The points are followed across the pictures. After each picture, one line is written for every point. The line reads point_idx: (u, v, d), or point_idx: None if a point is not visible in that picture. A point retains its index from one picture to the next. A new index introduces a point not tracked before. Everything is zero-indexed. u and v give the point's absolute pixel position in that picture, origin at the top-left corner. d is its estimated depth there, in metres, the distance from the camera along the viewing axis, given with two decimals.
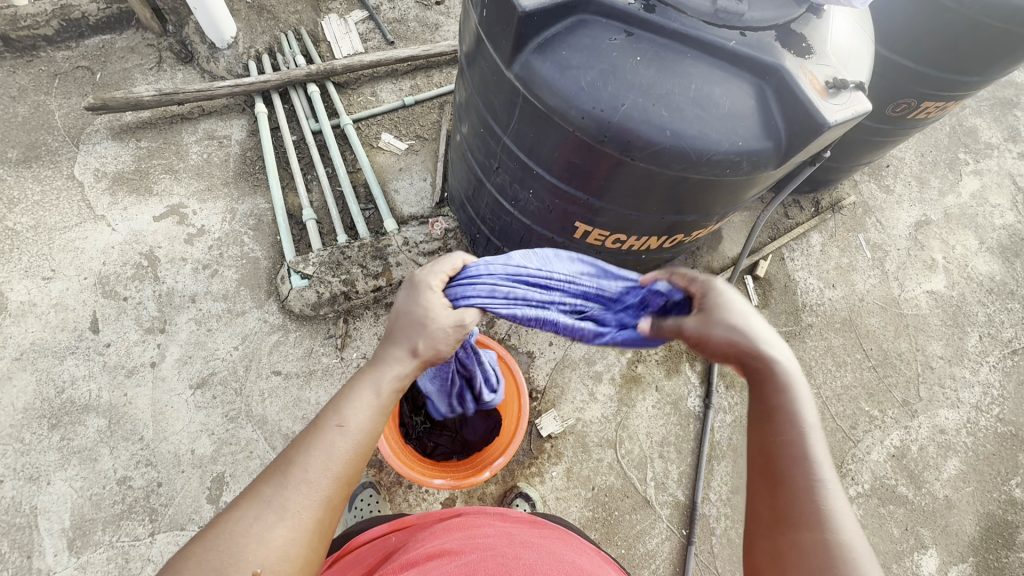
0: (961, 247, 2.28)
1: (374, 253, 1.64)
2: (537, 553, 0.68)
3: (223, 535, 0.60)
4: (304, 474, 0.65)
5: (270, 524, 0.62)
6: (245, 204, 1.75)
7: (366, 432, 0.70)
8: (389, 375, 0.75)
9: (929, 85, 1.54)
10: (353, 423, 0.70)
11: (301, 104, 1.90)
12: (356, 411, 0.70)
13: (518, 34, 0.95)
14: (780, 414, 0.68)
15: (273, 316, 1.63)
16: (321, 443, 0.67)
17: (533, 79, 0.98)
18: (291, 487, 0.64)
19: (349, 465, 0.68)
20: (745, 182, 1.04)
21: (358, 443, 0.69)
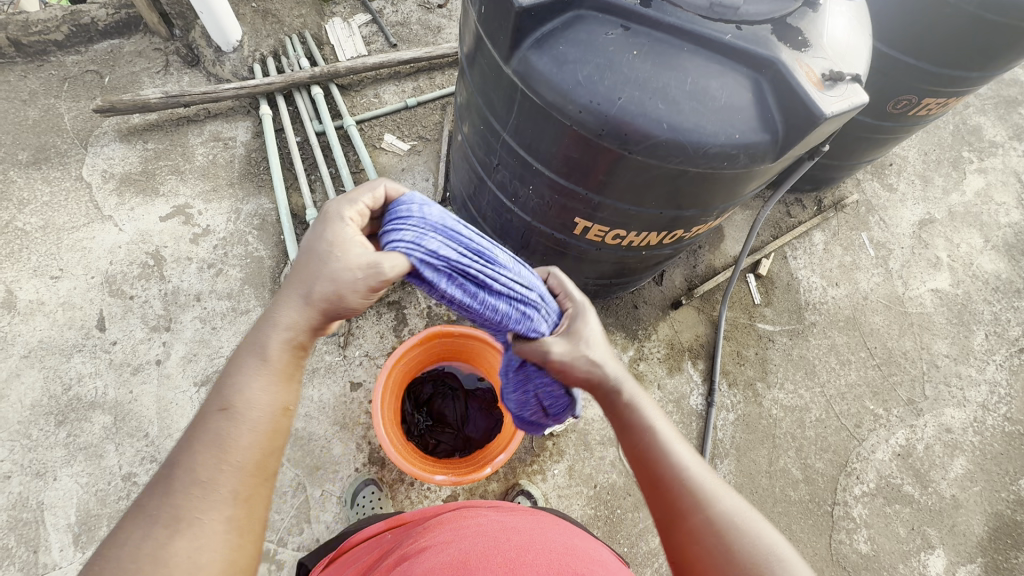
0: (966, 246, 2.27)
1: None
2: (526, 537, 0.69)
3: (135, 543, 0.60)
4: (199, 475, 0.64)
5: (171, 532, 0.61)
6: (249, 204, 1.77)
7: (267, 409, 0.71)
8: (284, 337, 0.73)
9: (929, 82, 1.54)
10: (243, 406, 0.69)
11: (305, 106, 1.92)
12: (247, 389, 0.70)
13: (516, 29, 0.96)
14: (633, 420, 0.83)
15: None
16: (220, 434, 0.67)
17: (531, 75, 0.99)
18: (201, 479, 0.65)
19: (258, 446, 0.69)
20: (743, 175, 1.05)
21: (257, 426, 0.69)
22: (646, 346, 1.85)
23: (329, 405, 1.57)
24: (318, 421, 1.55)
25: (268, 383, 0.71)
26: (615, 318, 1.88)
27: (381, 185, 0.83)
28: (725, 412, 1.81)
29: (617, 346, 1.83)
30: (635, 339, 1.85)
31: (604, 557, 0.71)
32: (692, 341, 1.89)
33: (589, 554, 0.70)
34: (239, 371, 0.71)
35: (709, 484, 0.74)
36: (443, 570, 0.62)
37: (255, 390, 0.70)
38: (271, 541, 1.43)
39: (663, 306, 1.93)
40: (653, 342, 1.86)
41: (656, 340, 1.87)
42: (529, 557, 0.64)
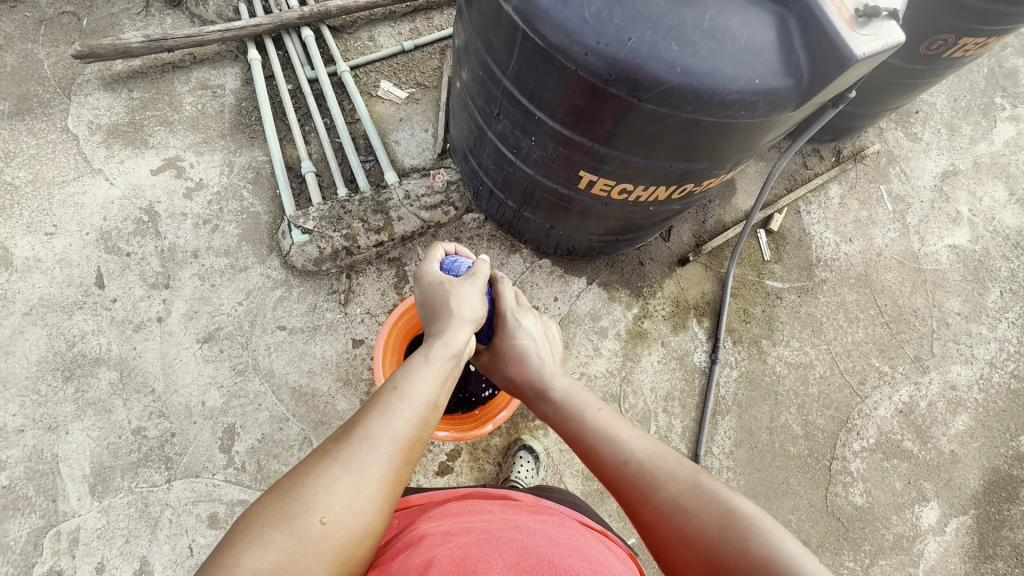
0: (988, 199, 2.18)
1: (374, 208, 1.65)
2: (532, 537, 0.69)
3: (305, 477, 0.63)
4: (369, 431, 0.69)
5: (338, 478, 0.64)
6: (242, 156, 1.71)
7: (429, 400, 0.77)
8: (450, 346, 0.87)
9: (970, 19, 1.41)
10: (408, 389, 0.76)
11: (295, 50, 1.81)
12: (415, 383, 0.77)
13: None
14: (588, 441, 0.88)
15: (276, 271, 1.63)
16: (391, 408, 0.73)
17: (533, 12, 0.91)
18: (370, 435, 0.69)
19: (417, 427, 0.73)
20: (760, 125, 0.97)
21: (419, 408, 0.75)
22: (651, 303, 1.82)
23: (332, 361, 1.58)
24: (321, 377, 1.56)
25: (433, 378, 0.80)
26: (620, 274, 1.84)
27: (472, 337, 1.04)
28: (728, 370, 1.80)
29: (621, 303, 1.80)
30: (639, 296, 1.82)
31: (609, 560, 0.71)
32: (699, 298, 1.86)
33: (594, 556, 0.70)
34: (411, 366, 0.81)
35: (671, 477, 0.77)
36: (445, 561, 0.61)
37: (425, 379, 0.79)
38: None
39: (669, 262, 1.88)
40: (658, 300, 1.83)
41: (661, 297, 1.83)
42: (536, 555, 0.64)
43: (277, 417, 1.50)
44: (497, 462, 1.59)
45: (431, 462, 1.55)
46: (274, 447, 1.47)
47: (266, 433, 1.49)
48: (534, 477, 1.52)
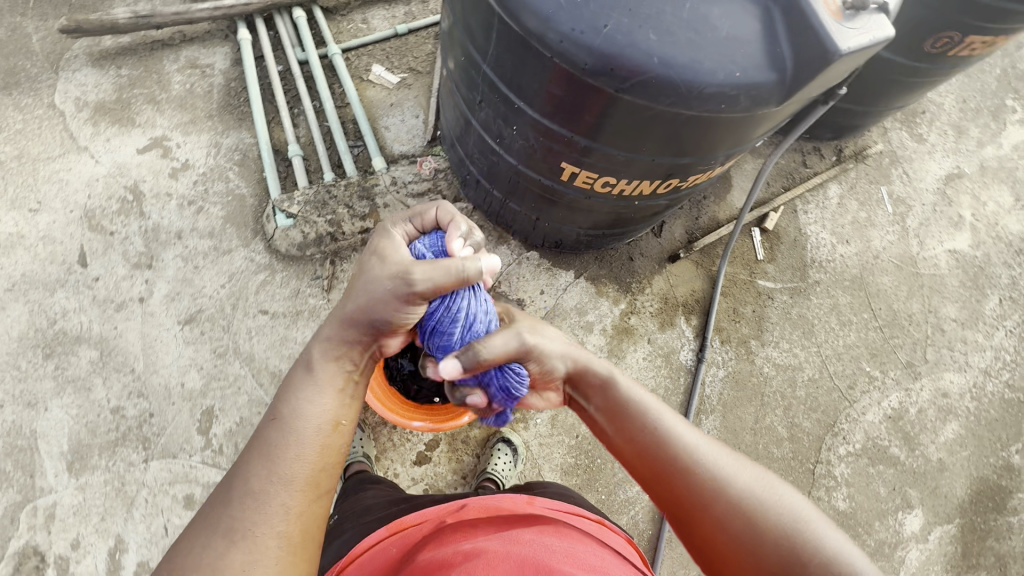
0: (992, 204, 2.13)
1: (360, 194, 1.63)
2: (530, 547, 0.69)
3: (210, 526, 0.73)
4: (264, 467, 0.78)
5: (237, 516, 0.74)
6: (230, 138, 1.69)
7: (315, 423, 0.83)
8: (332, 349, 0.89)
9: (977, 16, 1.36)
10: (288, 422, 0.82)
11: (286, 31, 1.78)
12: (304, 399, 0.84)
13: None
14: (620, 406, 0.91)
15: (259, 255, 1.62)
16: (271, 450, 0.79)
17: None
18: (259, 487, 0.76)
19: (314, 446, 0.81)
20: (744, 121, 0.94)
21: (307, 438, 0.81)
22: (639, 299, 1.79)
23: None
24: None
25: (324, 394, 0.86)
26: (609, 269, 1.81)
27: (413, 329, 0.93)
28: (715, 369, 1.78)
29: (608, 298, 1.78)
30: (627, 292, 1.80)
31: (610, 563, 0.72)
32: (688, 295, 1.83)
33: (595, 561, 0.70)
34: (287, 392, 0.86)
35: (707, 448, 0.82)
36: None
37: (310, 404, 0.84)
38: None
39: (660, 258, 1.85)
40: (646, 296, 1.80)
41: (650, 294, 1.81)
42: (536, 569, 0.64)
43: (256, 402, 1.50)
44: (476, 454, 1.58)
45: (410, 452, 1.55)
46: (252, 431, 1.47)
47: (244, 417, 1.48)
48: (511, 470, 1.51)
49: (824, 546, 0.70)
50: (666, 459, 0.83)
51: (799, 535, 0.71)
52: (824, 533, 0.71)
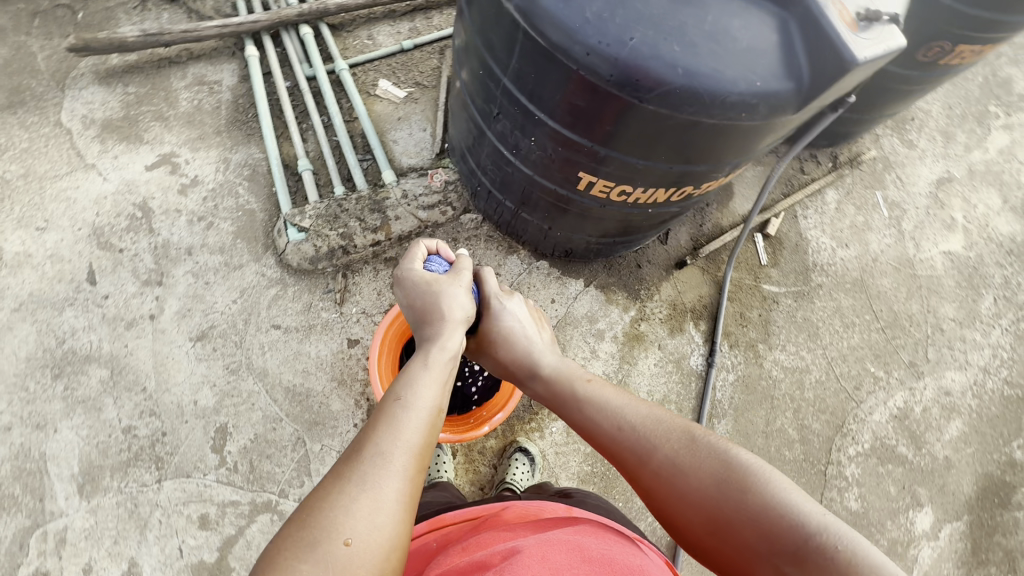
0: (983, 206, 2.20)
1: (371, 207, 1.64)
2: (565, 557, 0.67)
3: (321, 509, 0.65)
4: (376, 446, 0.73)
5: (354, 496, 0.67)
6: (239, 153, 1.70)
7: (431, 403, 0.83)
8: (443, 349, 0.95)
9: (967, 26, 1.42)
10: (410, 398, 0.82)
11: (293, 47, 1.80)
12: (415, 392, 0.83)
13: None
14: (584, 416, 0.96)
15: (271, 270, 1.61)
16: (397, 421, 0.78)
17: (535, 12, 0.91)
18: (385, 448, 0.73)
19: (424, 433, 0.79)
20: (761, 128, 0.97)
21: (427, 415, 0.81)
22: (648, 306, 1.81)
23: (326, 362, 1.56)
24: (315, 377, 1.54)
25: (436, 381, 0.88)
26: (617, 277, 1.83)
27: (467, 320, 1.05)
28: (725, 373, 1.80)
29: (618, 305, 1.80)
30: (636, 299, 1.82)
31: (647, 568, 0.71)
32: (696, 301, 1.85)
33: (634, 564, 0.71)
34: (407, 377, 0.87)
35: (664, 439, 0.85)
36: None
37: (424, 385, 0.86)
38: (273, 492, 1.43)
39: (667, 265, 1.87)
40: (655, 302, 1.83)
41: (658, 300, 1.83)
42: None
43: (270, 417, 1.48)
44: (493, 464, 1.58)
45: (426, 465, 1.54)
46: (267, 447, 1.46)
47: (259, 433, 1.47)
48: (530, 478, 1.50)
49: (753, 487, 0.75)
50: (637, 467, 0.87)
51: (774, 507, 0.72)
52: (794, 495, 0.73)
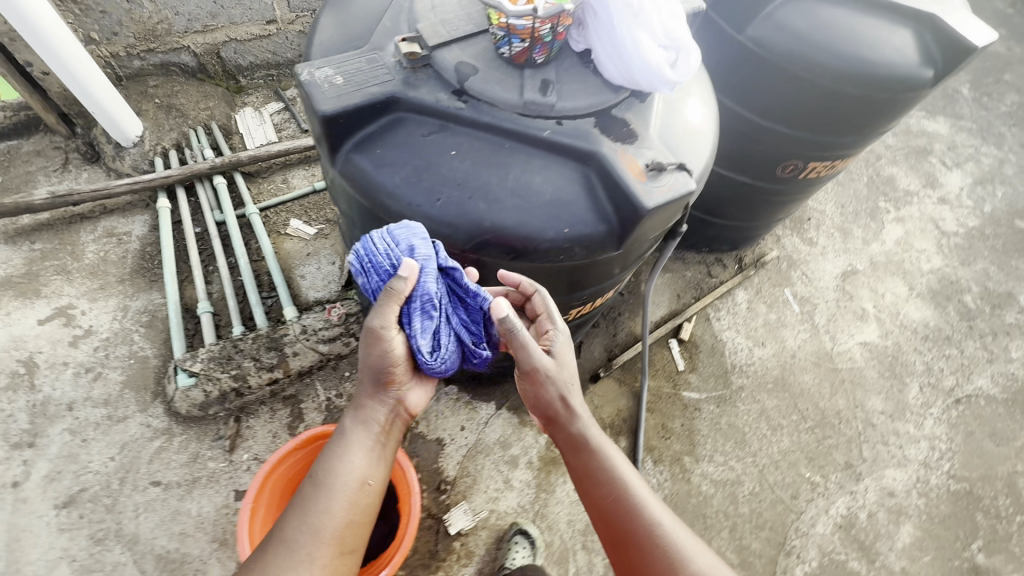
0: (891, 295, 2.27)
1: (268, 345, 1.62)
2: None
3: None
4: (285, 537, 0.86)
5: None
6: (139, 300, 1.70)
7: (349, 479, 0.92)
8: (367, 415, 0.97)
9: (809, 147, 1.57)
10: (327, 478, 0.92)
11: (206, 196, 1.88)
12: (337, 469, 0.93)
13: (330, 135, 0.89)
14: (615, 501, 0.95)
15: (158, 419, 1.55)
16: (312, 502, 0.89)
17: (353, 178, 0.93)
18: (294, 536, 0.86)
19: (340, 518, 0.89)
20: (590, 265, 1.00)
21: (342, 496, 0.91)
22: None
23: (208, 519, 1.44)
24: (193, 540, 1.41)
25: (359, 456, 0.95)
26: None
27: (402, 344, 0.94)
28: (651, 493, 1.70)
29: (532, 427, 1.73)
30: None
31: None
32: (614, 415, 1.80)
33: None
34: (332, 451, 0.95)
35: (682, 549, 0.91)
36: None
37: (345, 461, 0.94)
38: None
39: (581, 379, 1.85)
40: None
41: None
42: None
43: None
44: None
45: None
46: None
47: None
48: (532, 561, 1.46)
49: None
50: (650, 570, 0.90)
51: None
52: None
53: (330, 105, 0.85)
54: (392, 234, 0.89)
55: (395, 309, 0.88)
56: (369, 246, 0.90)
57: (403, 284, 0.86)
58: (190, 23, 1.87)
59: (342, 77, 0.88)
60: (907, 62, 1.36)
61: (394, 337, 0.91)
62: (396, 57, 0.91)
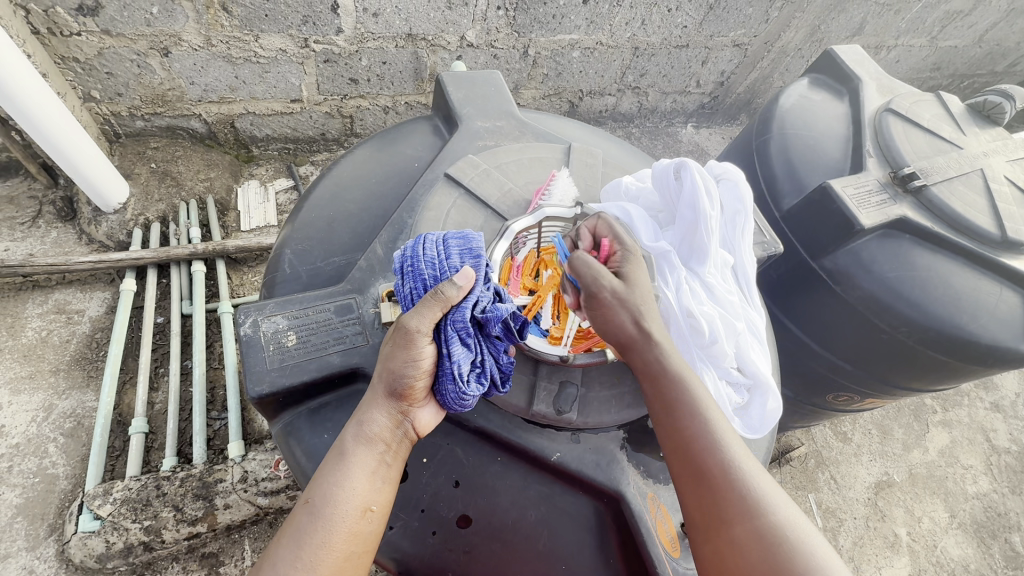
0: (929, 520, 1.96)
1: (196, 492, 1.35)
2: None
3: None
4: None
5: None
6: (68, 399, 1.48)
7: (348, 507, 0.67)
8: (367, 426, 0.70)
9: (864, 385, 1.31)
10: (322, 502, 0.66)
11: (178, 284, 1.66)
12: (326, 487, 0.67)
13: (273, 403, 0.76)
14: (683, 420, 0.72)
15: (44, 564, 1.30)
16: (300, 532, 0.65)
17: (291, 450, 0.78)
18: None
19: (335, 553, 0.65)
20: None
21: (337, 524, 0.66)
22: None
23: None
24: None
25: (360, 472, 0.69)
26: None
27: (425, 347, 0.68)
28: None
29: None
30: None
31: None
32: None
33: None
34: (322, 468, 0.70)
35: (803, 529, 0.66)
36: None
37: (340, 485, 0.68)
38: None
39: None
40: None
41: None
42: None
43: None
44: None
45: None
46: None
47: None
48: None
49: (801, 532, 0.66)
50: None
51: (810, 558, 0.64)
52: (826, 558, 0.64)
53: (267, 381, 0.73)
54: (446, 242, 0.72)
55: (436, 316, 0.66)
56: (416, 247, 0.72)
57: (456, 291, 0.67)
58: (205, 92, 1.71)
59: (296, 335, 0.75)
60: (1010, 337, 1.08)
61: (427, 350, 0.68)
62: (376, 310, 0.78)
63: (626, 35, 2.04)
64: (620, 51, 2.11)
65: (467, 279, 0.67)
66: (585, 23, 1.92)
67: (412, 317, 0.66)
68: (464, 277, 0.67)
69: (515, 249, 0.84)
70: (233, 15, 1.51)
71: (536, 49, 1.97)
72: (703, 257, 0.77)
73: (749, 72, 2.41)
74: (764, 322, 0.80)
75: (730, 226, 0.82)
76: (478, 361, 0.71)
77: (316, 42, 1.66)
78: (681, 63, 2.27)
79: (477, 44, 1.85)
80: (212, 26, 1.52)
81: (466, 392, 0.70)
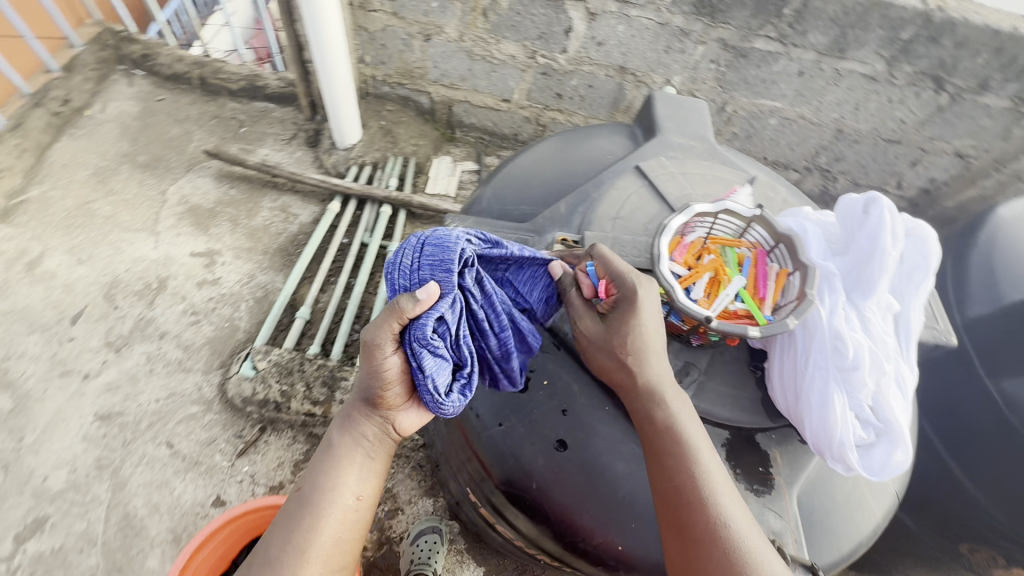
0: None
1: (324, 380, 1.61)
2: None
3: None
4: (272, 553, 0.86)
5: None
6: (265, 275, 1.86)
7: (340, 495, 0.91)
8: (354, 432, 0.94)
9: None
10: (315, 494, 0.90)
11: (367, 217, 2.00)
12: (320, 484, 0.91)
13: None
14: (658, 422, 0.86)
15: (209, 388, 1.64)
16: (296, 517, 0.89)
17: None
18: (282, 552, 0.86)
19: (329, 529, 0.89)
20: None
21: (331, 509, 0.90)
22: None
23: (181, 507, 1.48)
24: (157, 518, 1.46)
25: (348, 466, 0.93)
26: None
27: (390, 359, 0.86)
28: None
29: None
30: None
31: None
32: None
33: None
34: (313, 468, 0.94)
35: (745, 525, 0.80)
36: None
37: (332, 479, 0.92)
38: None
39: None
40: None
41: None
42: None
43: (87, 535, 1.42)
44: None
45: None
46: (57, 567, 1.39)
47: (64, 544, 1.41)
48: None
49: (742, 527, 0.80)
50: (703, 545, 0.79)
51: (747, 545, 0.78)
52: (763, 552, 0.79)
53: None
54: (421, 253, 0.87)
55: (394, 328, 0.83)
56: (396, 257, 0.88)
57: (413, 305, 0.81)
58: (441, 76, 2.06)
59: None
60: None
61: (390, 360, 0.86)
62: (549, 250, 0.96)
63: (833, 115, 2.00)
64: (821, 129, 2.07)
65: (426, 297, 0.81)
66: (792, 93, 1.94)
67: (370, 333, 0.85)
68: (426, 294, 0.81)
69: (686, 230, 0.90)
70: (488, 20, 1.82)
71: (733, 107, 2.03)
72: (868, 291, 0.83)
73: (964, 188, 2.19)
74: (910, 375, 0.82)
75: (904, 278, 0.87)
76: (465, 369, 0.86)
77: (542, 56, 1.92)
78: (885, 158, 2.15)
79: (680, 89, 1.97)
80: (470, 25, 1.85)
81: (448, 396, 0.84)
